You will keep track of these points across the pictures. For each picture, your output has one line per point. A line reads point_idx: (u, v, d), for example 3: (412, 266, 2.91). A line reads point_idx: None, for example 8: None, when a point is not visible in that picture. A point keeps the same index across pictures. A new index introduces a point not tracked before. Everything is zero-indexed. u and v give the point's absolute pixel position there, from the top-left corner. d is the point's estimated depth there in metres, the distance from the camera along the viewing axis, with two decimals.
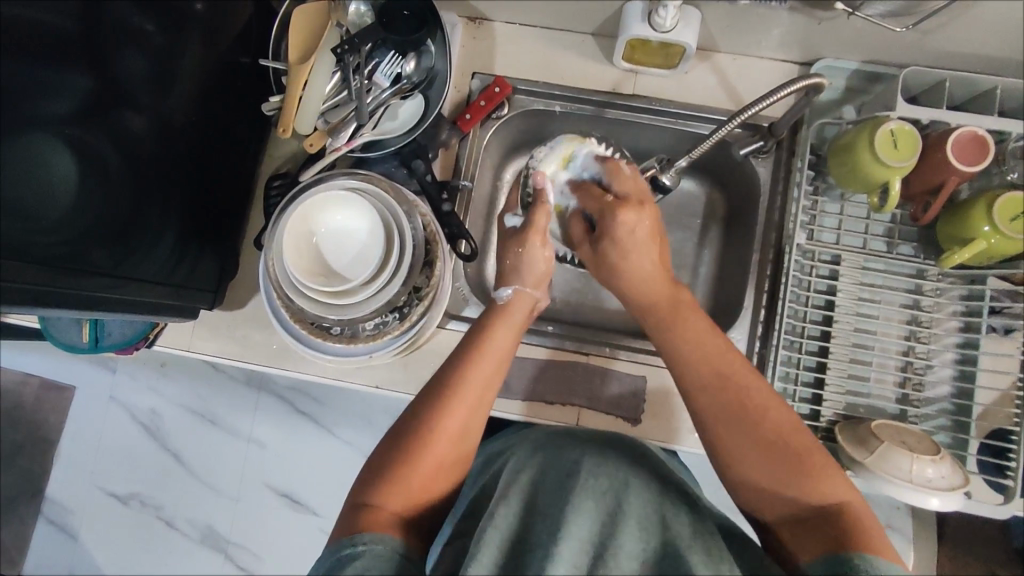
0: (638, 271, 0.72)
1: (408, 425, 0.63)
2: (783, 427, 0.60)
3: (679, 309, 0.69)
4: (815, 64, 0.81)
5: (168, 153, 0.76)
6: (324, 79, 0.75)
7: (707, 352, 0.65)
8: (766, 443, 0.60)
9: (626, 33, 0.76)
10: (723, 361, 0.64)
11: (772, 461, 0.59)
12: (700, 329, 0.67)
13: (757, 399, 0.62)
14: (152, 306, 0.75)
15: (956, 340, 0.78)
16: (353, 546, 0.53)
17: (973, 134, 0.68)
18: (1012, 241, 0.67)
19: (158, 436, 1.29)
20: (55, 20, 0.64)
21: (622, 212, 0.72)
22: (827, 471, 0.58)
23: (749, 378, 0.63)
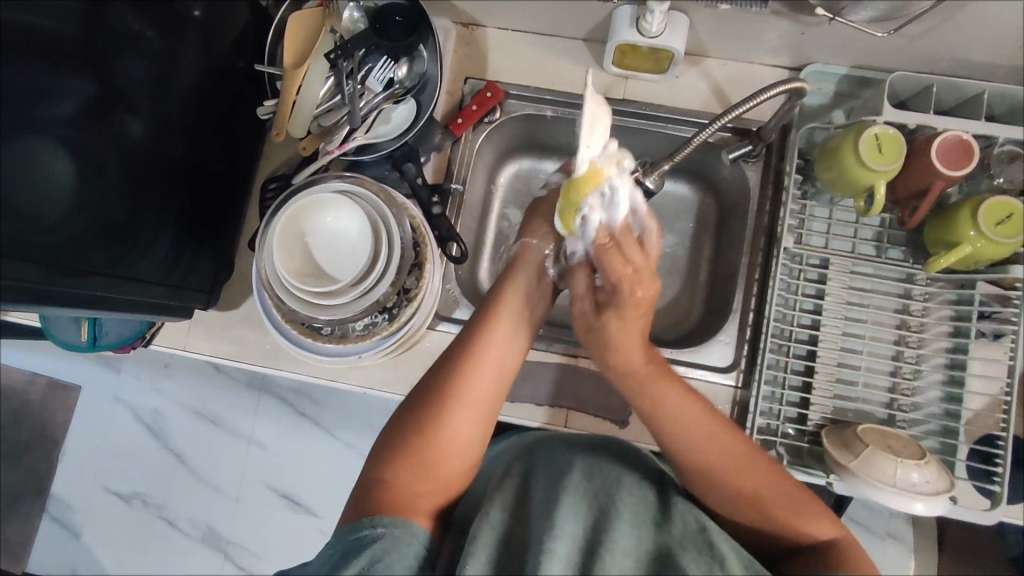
0: (616, 349, 0.69)
1: (421, 398, 0.65)
2: (746, 460, 0.61)
3: (651, 383, 0.66)
4: (805, 69, 0.81)
5: (168, 155, 0.78)
6: (317, 82, 0.77)
7: (681, 418, 0.64)
8: (754, 479, 0.61)
9: (615, 38, 0.77)
10: (696, 417, 0.63)
11: (764, 495, 0.60)
12: (682, 401, 0.65)
13: (724, 438, 0.62)
14: (151, 305, 0.76)
15: (945, 344, 0.77)
16: (372, 528, 0.55)
17: (958, 139, 0.68)
18: (999, 245, 0.67)
19: (161, 435, 1.31)
20: (58, 26, 0.68)
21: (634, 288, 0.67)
22: (821, 513, 0.60)
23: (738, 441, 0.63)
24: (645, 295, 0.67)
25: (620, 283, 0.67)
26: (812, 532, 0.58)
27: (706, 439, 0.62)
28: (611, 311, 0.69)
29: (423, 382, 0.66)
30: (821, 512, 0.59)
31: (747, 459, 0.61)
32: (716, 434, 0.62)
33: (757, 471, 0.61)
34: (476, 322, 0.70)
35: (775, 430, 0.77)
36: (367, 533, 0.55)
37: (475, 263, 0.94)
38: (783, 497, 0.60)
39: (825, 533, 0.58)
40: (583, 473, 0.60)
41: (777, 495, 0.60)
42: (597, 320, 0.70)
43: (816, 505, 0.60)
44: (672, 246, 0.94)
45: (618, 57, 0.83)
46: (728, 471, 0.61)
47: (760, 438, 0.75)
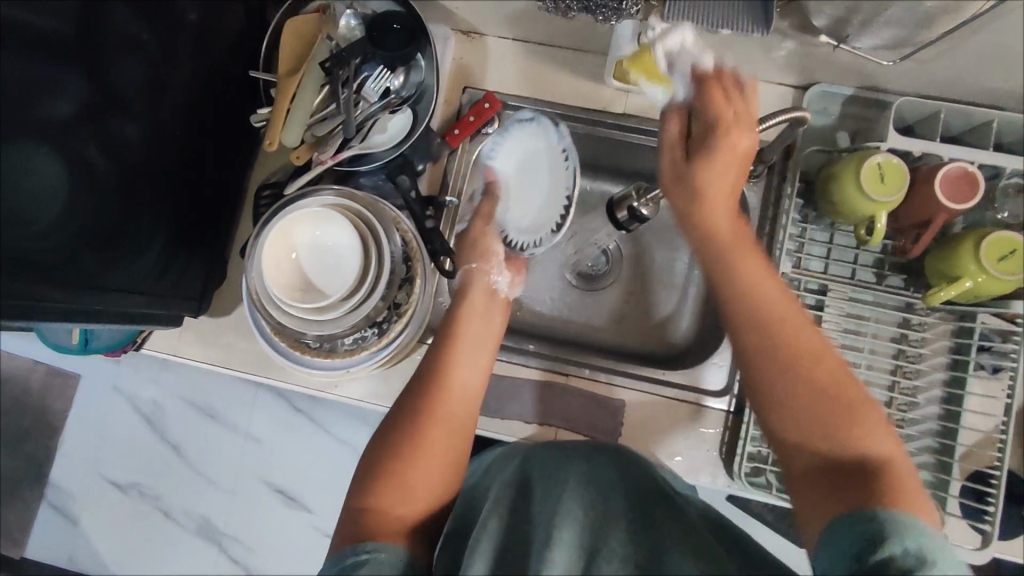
0: (708, 198, 0.63)
1: (400, 421, 0.65)
2: (795, 350, 0.56)
3: (733, 248, 0.62)
4: (810, 89, 0.78)
5: (161, 158, 0.76)
6: (312, 92, 0.77)
7: (745, 283, 0.60)
8: (802, 375, 0.55)
9: (614, 56, 0.80)
10: (784, 304, 0.59)
11: (812, 396, 0.54)
12: (756, 269, 0.61)
13: (791, 329, 0.57)
14: (139, 315, 0.74)
15: (942, 376, 0.76)
16: (359, 554, 0.53)
17: (964, 171, 0.66)
18: (1001, 281, 0.65)
19: (158, 427, 1.32)
20: (47, 21, 0.64)
21: (727, 134, 0.63)
22: (870, 421, 0.53)
23: (797, 329, 0.57)
24: (741, 143, 0.63)
25: (719, 123, 0.63)
26: (859, 443, 0.52)
27: (780, 319, 0.58)
28: (704, 154, 0.63)
29: (416, 380, 0.69)
30: (871, 421, 0.53)
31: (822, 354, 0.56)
32: (791, 322, 0.58)
33: (807, 366, 0.55)
34: (441, 349, 0.71)
35: (765, 458, 0.77)
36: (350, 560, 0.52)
37: None
38: (837, 403, 0.54)
39: (875, 446, 0.52)
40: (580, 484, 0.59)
41: (825, 395, 0.54)
42: (689, 166, 0.65)
43: (877, 417, 0.53)
44: (670, 262, 0.94)
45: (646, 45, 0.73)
46: (800, 359, 0.56)
47: (749, 463, 0.75)
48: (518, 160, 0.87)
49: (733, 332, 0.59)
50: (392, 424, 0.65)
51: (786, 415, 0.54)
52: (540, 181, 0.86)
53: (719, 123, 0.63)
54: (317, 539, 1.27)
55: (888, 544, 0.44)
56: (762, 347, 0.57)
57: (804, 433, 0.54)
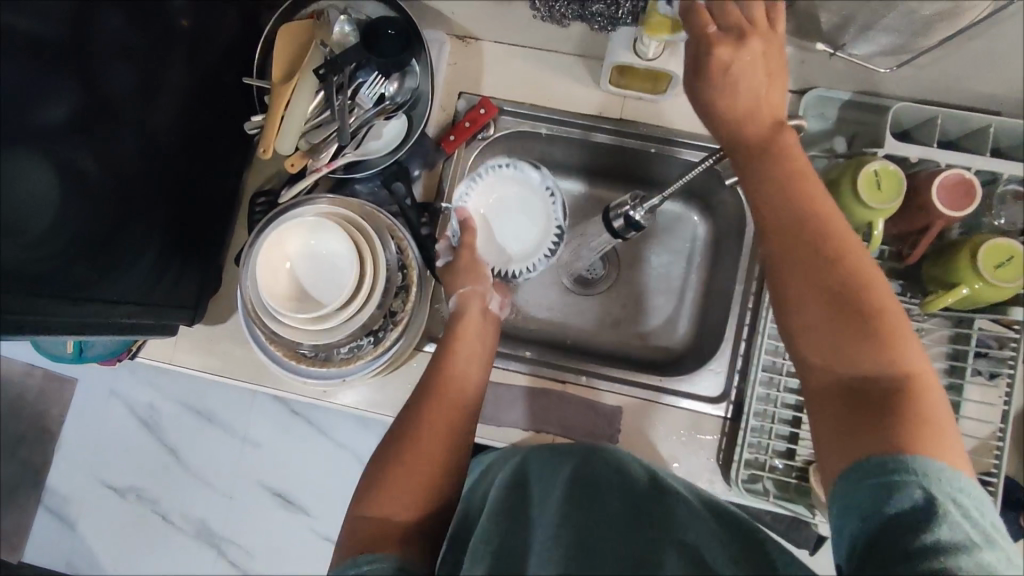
0: (729, 116, 0.60)
1: (399, 435, 0.65)
2: (829, 259, 0.53)
3: (764, 153, 0.58)
4: (807, 94, 0.76)
5: (156, 165, 0.76)
6: (306, 98, 0.75)
7: (781, 189, 0.57)
8: (834, 285, 0.52)
9: (612, 60, 0.74)
10: (830, 211, 0.56)
11: (842, 311, 0.52)
12: (792, 171, 0.57)
13: (830, 236, 0.54)
14: (131, 326, 0.74)
15: (940, 383, 0.75)
16: (358, 566, 0.52)
17: (961, 177, 0.66)
18: (999, 289, 0.65)
19: (156, 431, 1.31)
20: (41, 27, 0.63)
21: (723, 48, 0.57)
22: (901, 335, 0.51)
23: (833, 234, 0.54)
24: (750, 50, 0.57)
25: (711, 39, 0.58)
26: (889, 359, 0.50)
27: (823, 223, 0.55)
28: (712, 72, 0.58)
29: (417, 391, 0.69)
30: (902, 334, 0.51)
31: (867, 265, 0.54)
32: (835, 229, 0.55)
33: (840, 278, 0.53)
34: (438, 363, 0.72)
35: (763, 465, 0.77)
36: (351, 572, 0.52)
37: None
38: (872, 315, 0.51)
39: (909, 361, 0.50)
40: (580, 493, 0.59)
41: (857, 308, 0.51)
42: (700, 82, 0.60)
43: (907, 329, 0.52)
44: (667, 266, 0.94)
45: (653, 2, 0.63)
46: (843, 267, 0.53)
47: (746, 471, 0.75)
48: (494, 200, 0.88)
49: (768, 235, 0.56)
50: (392, 436, 0.65)
51: (821, 328, 0.52)
52: (525, 220, 0.89)
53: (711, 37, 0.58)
54: (316, 542, 1.27)
55: (902, 489, 0.45)
56: (802, 254, 0.54)
57: (831, 346, 0.52)
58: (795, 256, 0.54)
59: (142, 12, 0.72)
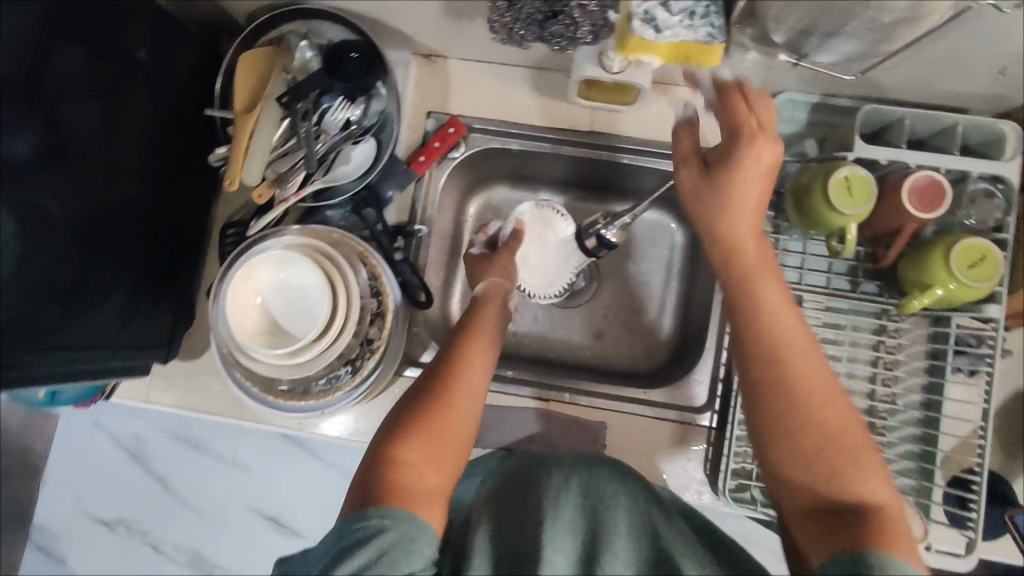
0: (734, 220, 0.59)
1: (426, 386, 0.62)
2: (813, 387, 0.54)
3: (756, 274, 0.58)
4: (778, 96, 0.78)
5: (120, 200, 0.73)
6: (270, 127, 0.73)
7: (767, 314, 0.56)
8: (813, 415, 0.53)
9: (578, 74, 0.72)
10: (798, 341, 0.56)
11: (819, 440, 0.52)
12: (777, 299, 0.57)
13: (810, 364, 0.55)
14: (98, 369, 0.72)
15: (921, 381, 0.76)
16: (380, 520, 0.50)
17: (931, 179, 0.66)
18: (970, 288, 0.65)
19: (142, 460, 1.26)
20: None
21: (750, 146, 0.57)
22: (869, 468, 0.52)
23: (809, 364, 0.54)
24: (767, 151, 0.57)
25: (738, 134, 0.58)
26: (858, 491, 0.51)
27: (791, 353, 0.55)
28: (729, 167, 0.58)
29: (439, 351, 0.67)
30: (870, 468, 0.52)
31: (833, 405, 0.54)
32: (802, 358, 0.55)
33: (817, 404, 0.53)
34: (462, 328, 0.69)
35: (749, 473, 0.77)
36: (361, 531, 0.50)
37: (446, 299, 0.92)
38: (846, 446, 0.52)
39: (869, 493, 0.51)
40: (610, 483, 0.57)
41: (832, 440, 0.52)
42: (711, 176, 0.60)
43: (875, 463, 0.53)
44: (648, 274, 0.93)
45: (624, 24, 0.56)
46: (810, 401, 0.53)
47: (734, 480, 0.74)
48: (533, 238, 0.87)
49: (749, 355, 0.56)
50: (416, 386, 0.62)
51: (799, 450, 0.53)
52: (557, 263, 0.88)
53: (739, 133, 0.57)
54: None
55: None
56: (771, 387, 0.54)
57: (806, 471, 0.52)
58: (764, 389, 0.55)
59: (100, 44, 0.69)
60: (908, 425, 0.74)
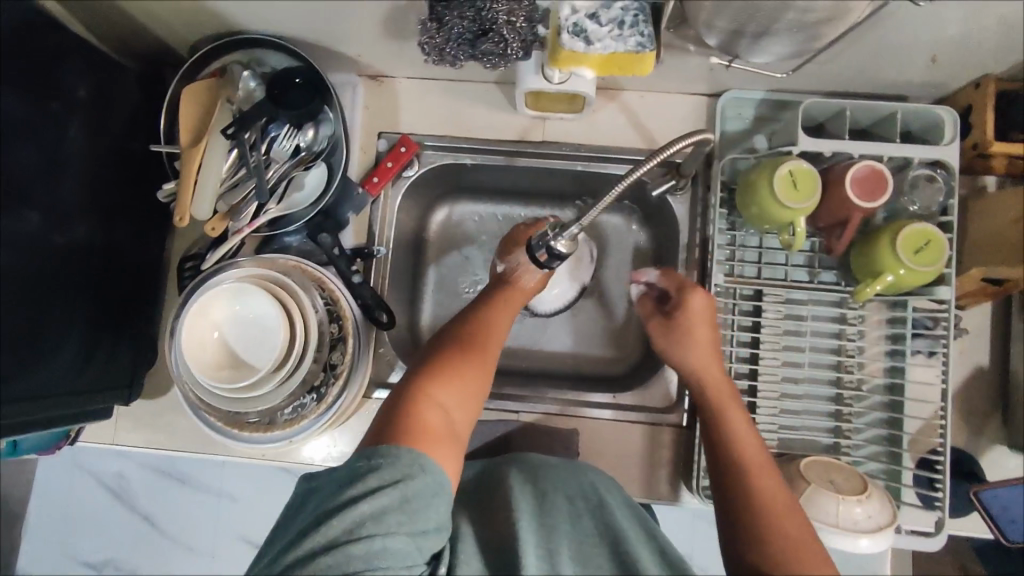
0: (702, 359, 0.70)
1: (447, 348, 0.67)
2: (775, 488, 0.61)
3: (723, 400, 0.68)
4: (722, 95, 0.80)
5: (70, 245, 0.72)
6: (219, 160, 0.72)
7: (735, 429, 0.66)
8: (774, 512, 0.59)
9: (523, 86, 0.72)
10: (762, 460, 0.63)
11: (778, 524, 0.58)
12: (741, 424, 0.66)
13: (769, 471, 0.63)
14: (47, 419, 0.71)
15: (883, 365, 0.77)
16: (392, 456, 0.53)
17: (871, 169, 0.67)
18: (919, 273, 0.66)
19: (127, 499, 1.20)
20: None
21: (693, 295, 0.72)
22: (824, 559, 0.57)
23: (768, 477, 0.62)
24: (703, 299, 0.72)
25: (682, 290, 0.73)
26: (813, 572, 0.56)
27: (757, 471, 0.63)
28: (682, 317, 0.72)
29: (460, 318, 0.71)
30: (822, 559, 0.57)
31: (794, 518, 0.59)
32: (764, 470, 0.63)
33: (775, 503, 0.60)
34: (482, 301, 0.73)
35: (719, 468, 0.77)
36: (388, 473, 0.52)
37: (413, 317, 0.92)
38: (803, 536, 0.58)
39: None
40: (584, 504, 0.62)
41: (792, 536, 0.58)
42: (675, 324, 0.72)
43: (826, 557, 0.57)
44: (614, 277, 0.94)
45: (556, 37, 0.57)
46: (772, 514, 0.59)
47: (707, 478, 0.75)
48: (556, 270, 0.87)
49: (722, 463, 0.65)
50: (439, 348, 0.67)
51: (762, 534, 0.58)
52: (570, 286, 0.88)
53: (682, 287, 0.73)
54: None
55: None
56: (733, 501, 0.62)
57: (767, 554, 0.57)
58: (731, 495, 0.62)
59: (38, 84, 0.67)
60: (873, 410, 0.76)
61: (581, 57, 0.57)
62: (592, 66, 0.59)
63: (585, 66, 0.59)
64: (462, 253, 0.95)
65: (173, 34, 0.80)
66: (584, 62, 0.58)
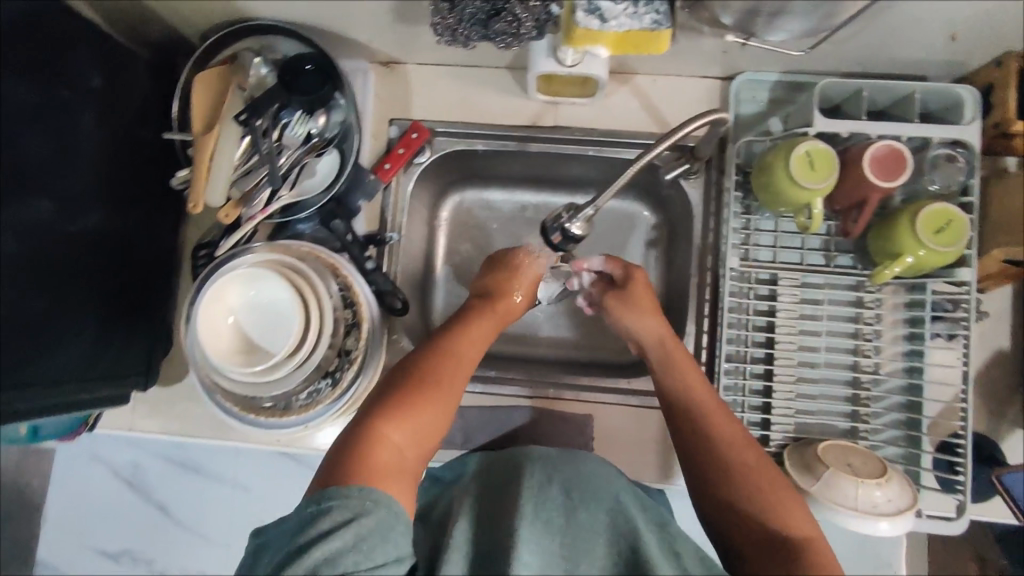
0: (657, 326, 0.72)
1: (421, 352, 0.67)
2: (740, 444, 0.63)
3: (678, 360, 0.70)
4: (736, 78, 0.79)
5: (83, 232, 0.72)
6: (231, 147, 0.72)
7: (693, 388, 0.67)
8: (740, 467, 0.61)
9: (535, 69, 0.71)
10: (717, 408, 0.66)
11: (747, 479, 0.60)
12: (698, 381, 0.68)
13: (730, 428, 0.64)
14: (68, 404, 0.70)
15: (902, 349, 0.76)
16: (339, 501, 0.51)
17: (890, 148, 0.66)
18: (941, 254, 0.65)
19: (142, 490, 1.20)
20: None
21: (637, 273, 0.76)
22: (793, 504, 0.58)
23: (728, 431, 0.64)
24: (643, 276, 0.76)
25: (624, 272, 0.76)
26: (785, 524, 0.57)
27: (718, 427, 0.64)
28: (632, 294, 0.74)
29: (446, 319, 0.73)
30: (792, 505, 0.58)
31: (736, 450, 0.62)
32: (722, 425, 0.64)
33: (741, 459, 0.62)
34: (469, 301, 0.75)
35: None
36: (338, 515, 0.50)
37: (426, 304, 0.92)
38: (770, 486, 0.60)
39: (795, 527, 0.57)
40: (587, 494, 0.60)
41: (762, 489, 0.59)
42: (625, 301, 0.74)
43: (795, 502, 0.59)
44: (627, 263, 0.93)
45: (571, 16, 0.56)
46: (740, 470, 0.61)
47: None
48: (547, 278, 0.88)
49: (684, 423, 0.66)
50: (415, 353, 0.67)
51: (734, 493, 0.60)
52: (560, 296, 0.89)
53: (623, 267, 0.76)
54: None
55: None
56: (690, 452, 0.64)
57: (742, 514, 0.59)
58: (695, 458, 0.64)
59: (43, 72, 0.68)
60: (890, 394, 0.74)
61: (597, 33, 0.56)
62: (608, 42, 0.58)
63: (601, 42, 0.58)
64: (474, 240, 0.94)
65: (184, 21, 0.80)
66: (601, 38, 0.57)
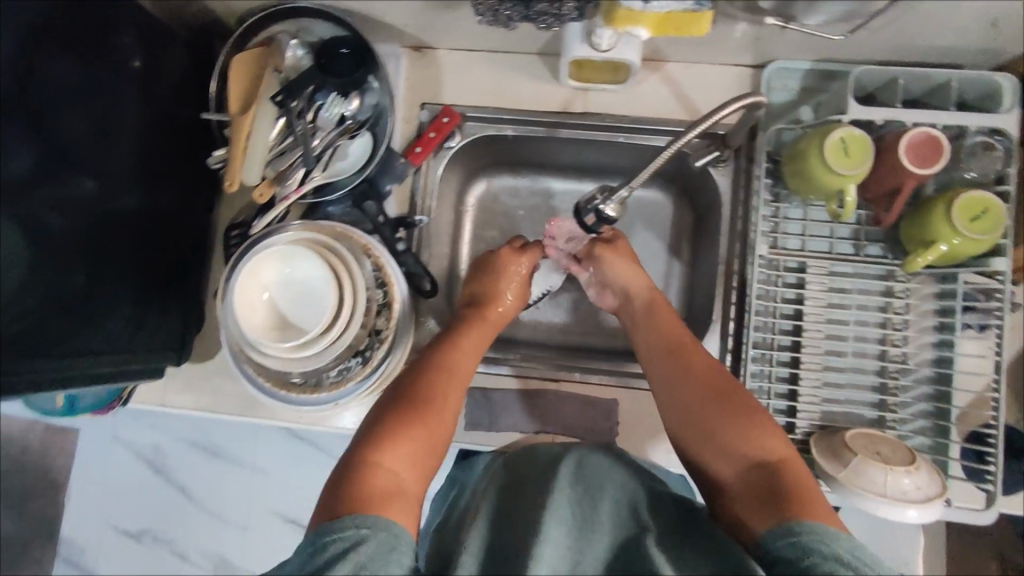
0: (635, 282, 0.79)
1: (416, 375, 0.69)
2: (712, 380, 0.68)
3: (655, 310, 0.76)
4: (768, 66, 0.79)
5: (122, 208, 0.74)
6: (267, 127, 0.73)
7: (667, 333, 0.74)
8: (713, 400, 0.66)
9: (569, 54, 0.72)
10: (690, 345, 0.72)
11: (719, 406, 0.65)
12: (672, 326, 0.74)
13: (702, 367, 0.69)
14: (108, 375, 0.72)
15: (931, 339, 0.76)
16: (342, 531, 0.50)
17: (928, 135, 0.65)
18: (975, 242, 0.65)
19: (164, 470, 1.22)
20: None
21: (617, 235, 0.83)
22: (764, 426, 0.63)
23: (700, 366, 0.69)
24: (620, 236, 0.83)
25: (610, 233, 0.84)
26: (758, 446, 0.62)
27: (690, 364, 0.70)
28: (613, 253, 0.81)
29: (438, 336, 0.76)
30: (763, 428, 0.63)
31: (703, 390, 0.67)
32: (695, 363, 0.70)
33: (714, 393, 0.67)
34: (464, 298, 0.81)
35: None
36: (339, 545, 0.49)
37: (452, 289, 0.93)
38: (742, 413, 0.64)
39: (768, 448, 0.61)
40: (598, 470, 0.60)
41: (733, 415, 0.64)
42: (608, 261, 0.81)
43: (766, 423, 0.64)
44: (653, 251, 0.93)
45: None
46: (713, 399, 0.66)
47: None
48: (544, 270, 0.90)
49: (660, 366, 0.72)
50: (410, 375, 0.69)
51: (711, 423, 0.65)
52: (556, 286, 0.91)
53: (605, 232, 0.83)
54: None
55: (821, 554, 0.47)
56: (666, 401, 0.70)
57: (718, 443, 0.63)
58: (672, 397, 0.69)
59: (88, 48, 0.69)
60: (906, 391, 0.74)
61: (640, 16, 0.57)
62: (650, 25, 0.59)
63: (642, 26, 0.59)
64: (499, 226, 0.95)
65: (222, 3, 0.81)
66: (642, 22, 0.58)
